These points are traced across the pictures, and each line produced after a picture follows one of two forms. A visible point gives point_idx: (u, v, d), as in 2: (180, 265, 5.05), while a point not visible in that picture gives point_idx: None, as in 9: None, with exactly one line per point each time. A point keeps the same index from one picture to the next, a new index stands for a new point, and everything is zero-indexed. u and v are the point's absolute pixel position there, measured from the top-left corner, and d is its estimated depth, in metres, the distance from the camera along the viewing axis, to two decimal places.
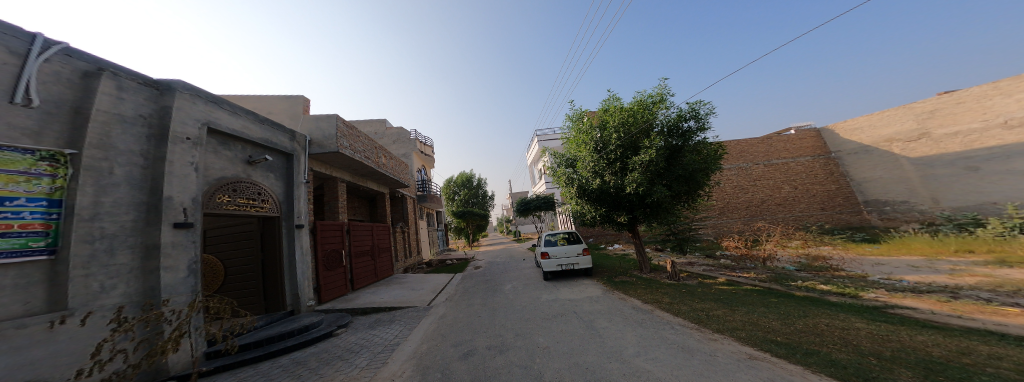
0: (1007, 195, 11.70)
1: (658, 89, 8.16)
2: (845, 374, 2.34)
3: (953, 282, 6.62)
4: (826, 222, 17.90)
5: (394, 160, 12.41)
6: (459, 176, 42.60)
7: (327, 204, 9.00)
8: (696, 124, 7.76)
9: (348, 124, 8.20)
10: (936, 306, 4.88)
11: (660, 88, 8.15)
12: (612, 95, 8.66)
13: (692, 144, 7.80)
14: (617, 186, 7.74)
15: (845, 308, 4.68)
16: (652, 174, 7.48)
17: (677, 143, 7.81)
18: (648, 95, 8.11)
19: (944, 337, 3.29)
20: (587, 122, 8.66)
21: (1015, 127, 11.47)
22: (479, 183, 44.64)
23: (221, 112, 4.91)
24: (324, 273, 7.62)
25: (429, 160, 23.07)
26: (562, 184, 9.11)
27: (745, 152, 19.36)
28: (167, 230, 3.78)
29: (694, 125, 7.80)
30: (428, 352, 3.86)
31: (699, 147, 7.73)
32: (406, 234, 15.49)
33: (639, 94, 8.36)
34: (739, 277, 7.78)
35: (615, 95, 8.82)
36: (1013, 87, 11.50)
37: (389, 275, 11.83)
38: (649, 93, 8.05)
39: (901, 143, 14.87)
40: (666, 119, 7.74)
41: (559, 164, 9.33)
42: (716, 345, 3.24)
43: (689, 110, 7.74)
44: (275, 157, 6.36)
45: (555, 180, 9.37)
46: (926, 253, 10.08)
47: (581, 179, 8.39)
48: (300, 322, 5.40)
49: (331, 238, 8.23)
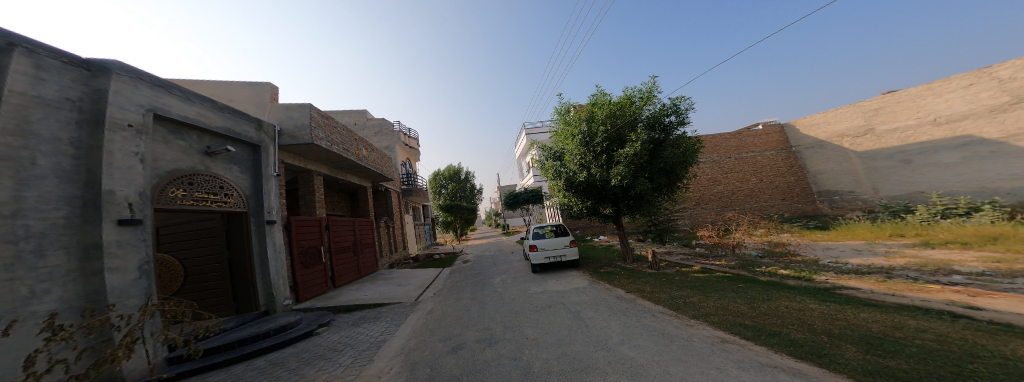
0: (933, 185, 13.29)
1: (645, 84, 8.36)
2: (802, 352, 2.58)
3: (888, 263, 7.46)
4: (786, 211, 19.17)
5: (376, 153, 11.98)
6: (446, 169, 42.09)
7: (302, 199, 8.55)
8: (677, 119, 8.07)
9: (323, 113, 7.76)
10: (875, 285, 5.49)
11: (647, 83, 8.36)
12: (600, 89, 8.78)
13: (673, 138, 8.11)
14: (603, 179, 7.97)
15: (803, 290, 5.14)
16: (637, 167, 7.72)
17: (659, 137, 8.09)
18: (636, 90, 8.27)
19: (882, 314, 3.73)
20: (575, 115, 8.74)
21: (944, 124, 12.87)
22: (467, 177, 44.14)
23: (171, 98, 4.47)
24: (301, 270, 7.31)
25: (414, 154, 22.44)
26: (550, 177, 9.23)
27: (718, 146, 20.43)
28: (110, 229, 3.44)
29: (675, 120, 8.11)
30: (418, 347, 3.84)
31: (679, 141, 8.07)
32: (392, 229, 15.11)
33: (628, 89, 8.51)
34: (711, 265, 8.35)
35: (603, 89, 8.94)
36: (943, 88, 12.88)
37: (373, 271, 11.53)
38: (637, 88, 8.21)
39: (851, 138, 16.30)
40: (651, 114, 7.97)
41: (547, 157, 9.39)
42: (692, 330, 3.46)
43: (671, 106, 8.01)
44: (238, 148, 5.91)
45: (543, 173, 9.44)
46: (867, 238, 11.30)
47: (569, 172, 8.51)
48: (276, 322, 5.15)
49: (308, 234, 7.87)
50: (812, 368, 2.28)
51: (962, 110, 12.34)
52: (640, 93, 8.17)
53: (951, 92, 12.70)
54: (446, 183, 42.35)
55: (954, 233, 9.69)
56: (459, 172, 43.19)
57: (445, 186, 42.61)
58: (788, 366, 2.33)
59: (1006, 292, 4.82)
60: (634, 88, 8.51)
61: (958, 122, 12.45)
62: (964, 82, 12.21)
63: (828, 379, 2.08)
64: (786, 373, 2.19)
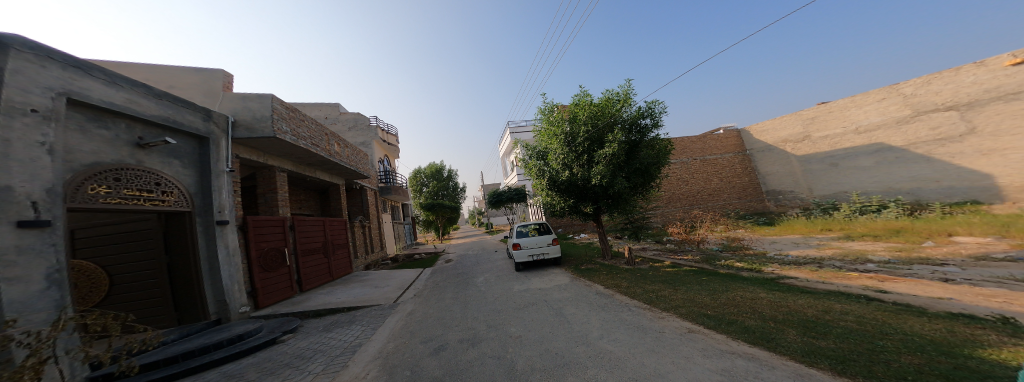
0: (853, 185, 15.35)
1: (623, 86, 8.67)
2: (755, 338, 2.85)
3: (820, 254, 8.52)
4: (741, 209, 20.93)
5: (350, 149, 11.32)
6: (428, 167, 41.07)
7: (261, 197, 7.84)
8: (651, 121, 8.49)
9: (288, 105, 7.16)
10: (810, 274, 6.23)
11: (625, 86, 8.68)
12: (582, 90, 8.98)
13: (648, 139, 8.51)
14: (584, 178, 8.23)
15: (754, 281, 5.69)
16: (615, 166, 8.03)
17: (636, 138, 8.46)
18: (615, 92, 8.57)
19: (816, 299, 4.23)
20: (558, 115, 8.87)
21: (863, 133, 14.85)
22: (449, 175, 43.21)
23: (91, 81, 3.87)
24: (262, 275, 6.74)
25: (393, 150, 21.55)
26: (534, 176, 9.32)
27: (685, 149, 21.81)
28: (6, 232, 2.90)
29: (650, 122, 8.52)
30: (396, 350, 3.70)
31: (653, 142, 8.51)
32: (368, 229, 14.39)
33: (607, 91, 8.79)
34: (680, 260, 8.98)
35: (585, 90, 9.14)
36: (863, 101, 14.83)
37: (346, 273, 10.94)
38: (615, 91, 8.52)
39: (792, 143, 18.23)
40: (629, 116, 8.29)
41: (531, 156, 9.46)
42: (664, 322, 3.69)
43: (646, 108, 8.40)
44: (180, 141, 5.28)
45: (527, 172, 9.51)
46: (804, 231, 12.78)
47: (552, 171, 8.67)
48: (231, 331, 4.70)
49: (269, 236, 7.25)
50: (762, 352, 2.53)
51: (877, 120, 14.31)
52: (619, 95, 8.48)
53: (869, 105, 14.65)
54: (426, 182, 41.32)
55: (869, 227, 11.25)
56: (442, 170, 42.26)
57: (425, 184, 41.62)
58: (744, 352, 2.55)
59: (906, 277, 5.71)
60: (612, 90, 8.81)
61: (874, 131, 14.44)
62: (878, 96, 14.23)
63: (776, 361, 2.31)
64: (742, 358, 2.40)
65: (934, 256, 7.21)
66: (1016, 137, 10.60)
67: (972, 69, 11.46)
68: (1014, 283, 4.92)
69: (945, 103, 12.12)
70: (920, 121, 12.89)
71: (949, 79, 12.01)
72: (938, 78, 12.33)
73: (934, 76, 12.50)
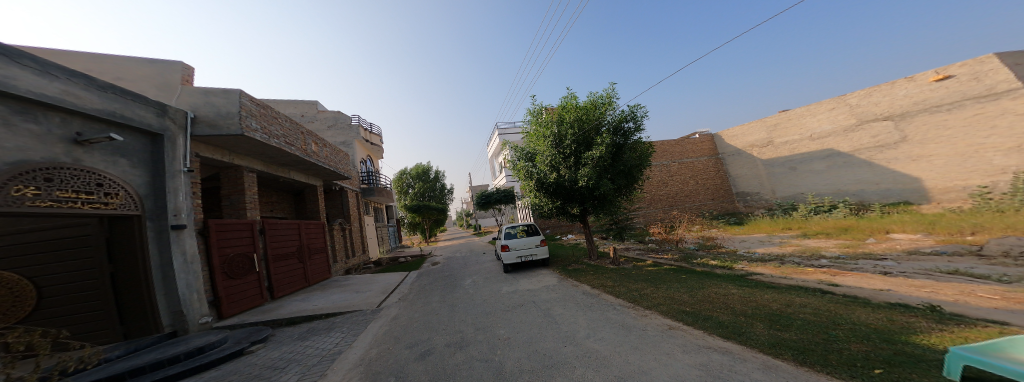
0: (809, 188, 16.69)
1: (608, 90, 8.89)
2: (727, 333, 3.01)
3: (782, 251, 9.22)
4: (714, 209, 21.81)
5: (329, 148, 10.85)
6: (414, 168, 40.29)
7: (228, 199, 7.29)
8: (634, 125, 8.76)
9: (258, 101, 6.73)
10: (774, 270, 6.70)
11: (610, 89, 8.90)
12: (569, 93, 9.12)
13: (631, 142, 8.76)
14: (571, 180, 8.40)
15: (726, 278, 6.02)
16: (601, 168, 8.21)
17: (620, 141, 8.69)
18: (600, 96, 8.77)
19: (779, 294, 4.52)
20: (546, 117, 8.97)
21: (817, 140, 16.20)
22: (436, 176, 42.41)
23: (17, 70, 3.43)
24: (227, 283, 6.28)
25: (376, 151, 20.91)
26: (522, 178, 9.38)
27: (665, 152, 22.39)
28: None
29: (633, 126, 8.79)
30: (379, 357, 3.56)
31: (637, 145, 8.78)
32: (349, 232, 13.84)
33: (592, 94, 8.98)
34: (660, 258, 9.37)
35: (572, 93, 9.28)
36: (816, 110, 16.19)
37: (324, 278, 10.43)
38: (600, 94, 8.73)
39: (758, 148, 19.51)
40: (613, 119, 8.53)
41: (519, 158, 9.51)
42: (646, 320, 3.82)
43: (630, 112, 8.66)
44: (128, 137, 4.80)
45: (515, 173, 9.54)
46: (769, 230, 13.68)
47: (540, 173, 8.78)
48: (189, 344, 4.32)
49: (235, 240, 6.76)
50: (734, 345, 2.68)
51: (828, 128, 15.68)
52: (604, 98, 8.68)
53: (821, 114, 15.99)
54: (412, 182, 40.59)
55: (823, 226, 12.16)
56: (428, 171, 41.47)
57: (411, 185, 40.73)
58: (718, 346, 2.69)
59: (853, 271, 6.28)
60: (597, 94, 9.01)
61: (825, 138, 15.79)
62: (829, 106, 15.59)
63: (746, 354, 2.45)
64: (718, 352, 2.52)
65: (876, 251, 8.02)
66: (940, 144, 11.94)
67: (905, 83, 12.83)
68: (941, 275, 5.53)
69: (884, 113, 13.49)
70: (863, 130, 14.25)
71: (886, 92, 13.35)
72: (878, 90, 13.66)
73: (874, 89, 13.86)
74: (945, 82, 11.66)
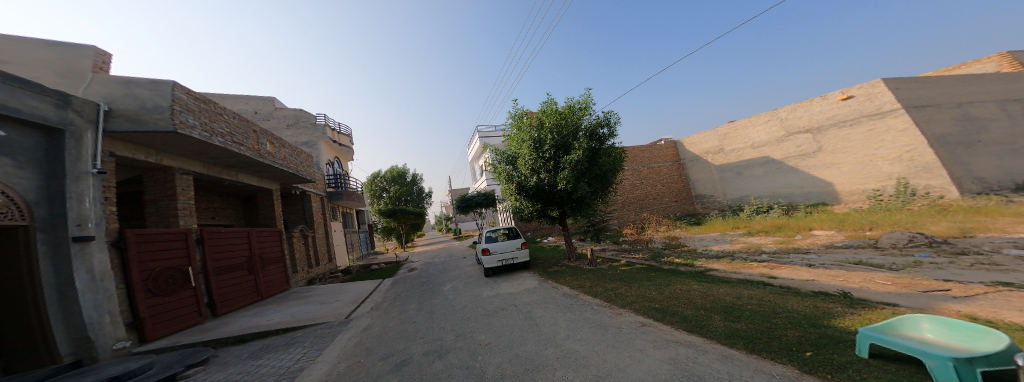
0: (751, 191, 18.58)
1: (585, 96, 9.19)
2: (691, 326, 3.23)
3: (732, 248, 10.17)
4: (677, 211, 23.32)
5: (288, 149, 9.99)
6: (390, 170, 38.36)
7: (156, 205, 6.39)
8: (609, 131, 9.15)
9: (195, 94, 6.00)
10: (727, 265, 7.36)
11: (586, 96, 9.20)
12: (549, 98, 9.31)
13: (606, 147, 9.11)
14: (551, 184, 8.57)
15: (688, 274, 6.48)
16: (579, 172, 8.47)
17: (597, 146, 9.01)
18: (578, 101, 9.03)
19: (731, 288, 4.97)
20: (526, 121, 9.08)
21: (756, 148, 18.10)
22: (414, 179, 40.70)
23: None
24: (153, 301, 5.47)
25: (346, 153, 19.62)
26: (503, 181, 9.44)
27: (636, 157, 23.47)
28: None
29: (608, 131, 9.17)
30: (349, 370, 3.30)
31: (611, 150, 9.16)
32: (313, 239, 12.80)
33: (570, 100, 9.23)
34: (633, 258, 9.84)
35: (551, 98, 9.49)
36: (755, 122, 18.11)
37: (281, 291, 9.52)
38: (577, 100, 8.99)
39: (711, 155, 21.31)
40: (589, 124, 8.82)
41: (500, 161, 9.53)
42: (622, 318, 3.97)
43: (605, 118, 9.03)
44: (14, 133, 4.01)
45: (496, 176, 9.60)
46: (721, 230, 14.95)
47: (521, 176, 8.88)
48: (102, 373, 3.66)
49: (162, 253, 5.91)
50: (697, 338, 2.88)
51: (765, 138, 17.61)
52: (581, 104, 8.94)
53: (759, 125, 17.92)
54: (386, 185, 38.65)
55: (764, 224, 13.59)
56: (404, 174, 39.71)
57: (386, 188, 38.85)
58: (685, 339, 2.87)
59: (785, 264, 7.13)
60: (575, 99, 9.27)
61: (763, 147, 17.71)
62: (765, 118, 17.53)
63: (708, 346, 2.64)
64: (684, 346, 2.69)
65: (801, 246, 9.20)
66: (845, 154, 14.07)
67: (819, 101, 14.86)
68: (850, 265, 6.46)
69: (806, 127, 15.52)
70: (791, 141, 16.25)
71: (807, 108, 15.38)
72: (801, 106, 15.69)
73: (798, 104, 15.85)
74: (848, 101, 13.81)
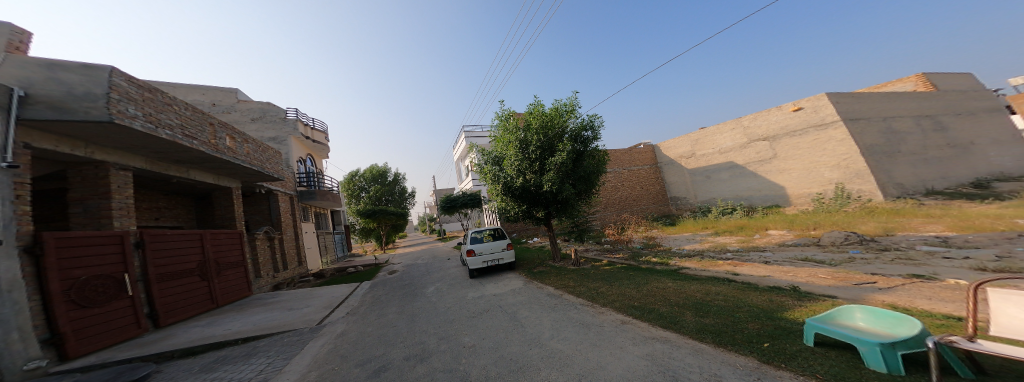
0: (717, 193, 19.80)
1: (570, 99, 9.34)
2: (666, 323, 3.36)
3: (701, 247, 10.80)
4: (654, 212, 24.29)
5: (252, 144, 9.30)
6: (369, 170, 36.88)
7: (87, 205, 5.69)
8: (592, 134, 9.36)
9: (138, 82, 5.47)
10: (697, 263, 7.78)
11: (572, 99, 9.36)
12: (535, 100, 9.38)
13: (590, 150, 9.31)
14: (536, 185, 8.63)
15: (664, 273, 6.76)
16: (563, 174, 8.60)
17: (581, 148, 9.18)
18: (564, 104, 9.15)
19: (700, 284, 5.26)
20: (512, 122, 9.08)
21: (722, 154, 19.32)
22: (394, 180, 39.40)
23: None
24: (78, 313, 4.83)
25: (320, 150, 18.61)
26: (489, 182, 9.40)
27: (616, 159, 24.23)
28: None
29: (591, 134, 9.38)
30: (321, 380, 3.11)
31: (595, 153, 9.38)
32: (280, 242, 12.01)
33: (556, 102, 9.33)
34: (614, 258, 10.11)
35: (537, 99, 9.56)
36: (721, 129, 19.32)
37: (240, 298, 8.82)
38: (564, 102, 9.11)
39: (684, 159, 22.46)
40: (574, 127, 8.98)
41: (486, 161, 9.47)
42: (603, 316, 4.06)
43: (590, 121, 9.23)
44: None
45: (482, 177, 9.54)
46: (693, 230, 15.79)
47: (507, 177, 8.87)
48: None
49: (91, 259, 5.25)
50: (672, 334, 3.00)
51: (730, 144, 18.84)
52: (567, 106, 9.08)
53: (724, 132, 19.13)
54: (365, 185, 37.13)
55: (729, 225, 14.53)
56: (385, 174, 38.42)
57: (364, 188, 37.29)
58: (661, 336, 2.98)
59: (746, 261, 7.67)
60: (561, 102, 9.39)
61: (728, 152, 18.93)
62: (729, 126, 18.77)
63: (682, 341, 2.75)
64: (660, 341, 2.80)
65: (760, 244, 9.95)
66: (795, 161, 15.44)
67: (775, 111, 16.13)
68: (799, 261, 7.06)
69: (764, 135, 16.80)
70: (751, 147, 17.53)
71: (765, 117, 16.65)
72: (760, 115, 16.97)
73: (758, 114, 17.12)
74: (798, 112, 15.14)
